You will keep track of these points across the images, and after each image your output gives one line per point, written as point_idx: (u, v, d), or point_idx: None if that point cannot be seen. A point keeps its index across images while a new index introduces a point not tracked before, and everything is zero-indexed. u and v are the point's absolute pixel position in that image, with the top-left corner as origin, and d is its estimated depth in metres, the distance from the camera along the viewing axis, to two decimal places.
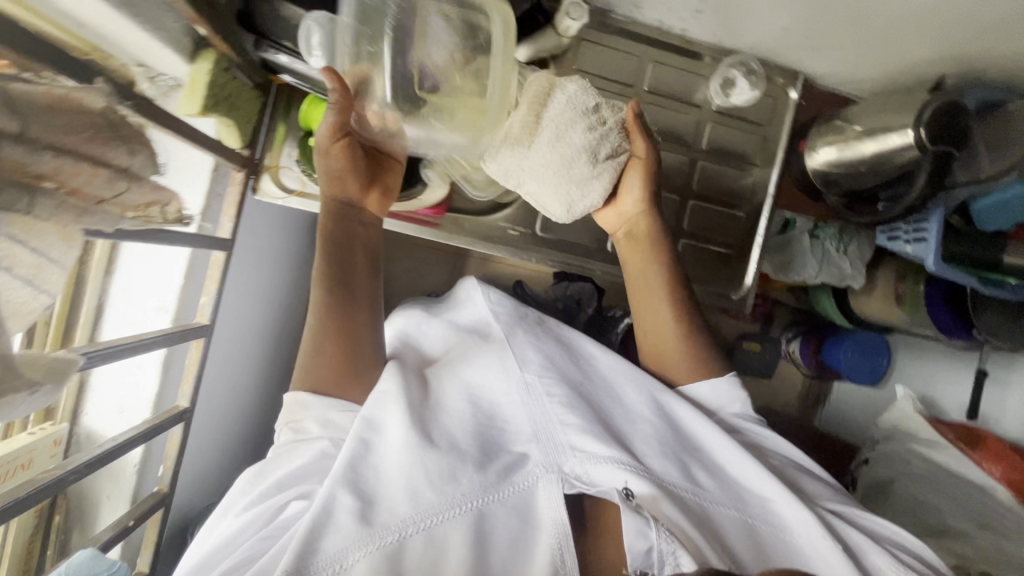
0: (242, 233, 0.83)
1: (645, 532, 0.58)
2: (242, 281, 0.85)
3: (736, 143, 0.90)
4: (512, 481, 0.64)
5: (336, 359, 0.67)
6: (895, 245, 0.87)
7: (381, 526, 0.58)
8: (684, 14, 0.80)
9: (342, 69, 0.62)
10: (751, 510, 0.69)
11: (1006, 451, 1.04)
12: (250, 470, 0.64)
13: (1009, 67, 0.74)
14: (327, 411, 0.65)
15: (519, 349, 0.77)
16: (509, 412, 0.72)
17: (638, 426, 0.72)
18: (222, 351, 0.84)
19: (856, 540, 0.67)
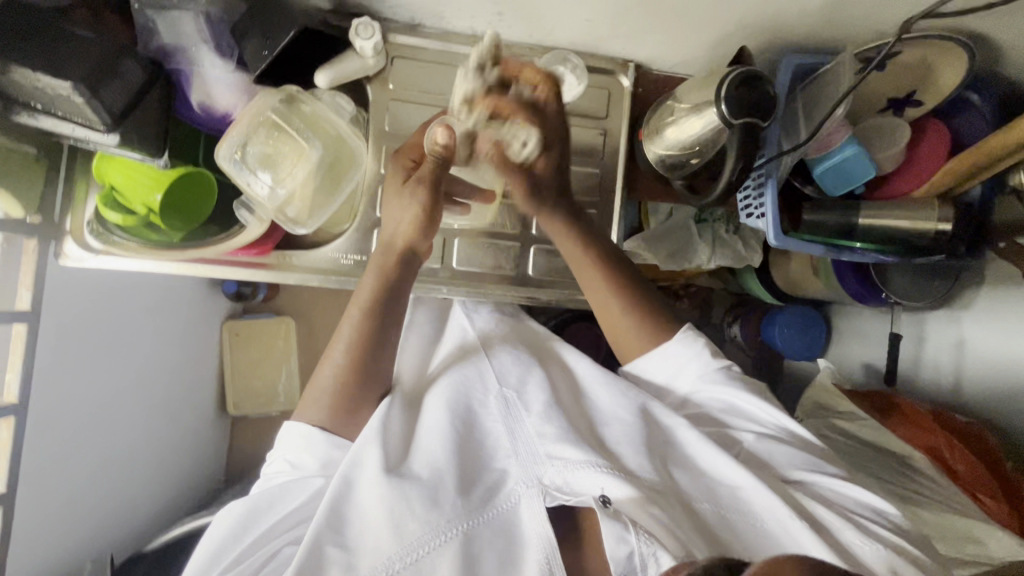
0: (85, 298, 0.80)
1: (625, 539, 0.62)
2: (99, 347, 0.82)
3: (578, 139, 0.87)
4: (494, 503, 0.68)
5: (338, 400, 0.73)
6: (749, 221, 0.82)
7: (371, 567, 0.63)
8: (489, 19, 0.78)
9: (97, 121, 0.59)
10: (722, 500, 0.72)
11: (922, 416, 1.00)
12: (241, 513, 0.68)
13: (812, 26, 0.73)
14: (329, 450, 0.71)
15: (498, 362, 0.82)
16: (487, 427, 0.76)
17: (611, 428, 0.76)
18: (92, 420, 0.82)
19: (829, 517, 0.70)
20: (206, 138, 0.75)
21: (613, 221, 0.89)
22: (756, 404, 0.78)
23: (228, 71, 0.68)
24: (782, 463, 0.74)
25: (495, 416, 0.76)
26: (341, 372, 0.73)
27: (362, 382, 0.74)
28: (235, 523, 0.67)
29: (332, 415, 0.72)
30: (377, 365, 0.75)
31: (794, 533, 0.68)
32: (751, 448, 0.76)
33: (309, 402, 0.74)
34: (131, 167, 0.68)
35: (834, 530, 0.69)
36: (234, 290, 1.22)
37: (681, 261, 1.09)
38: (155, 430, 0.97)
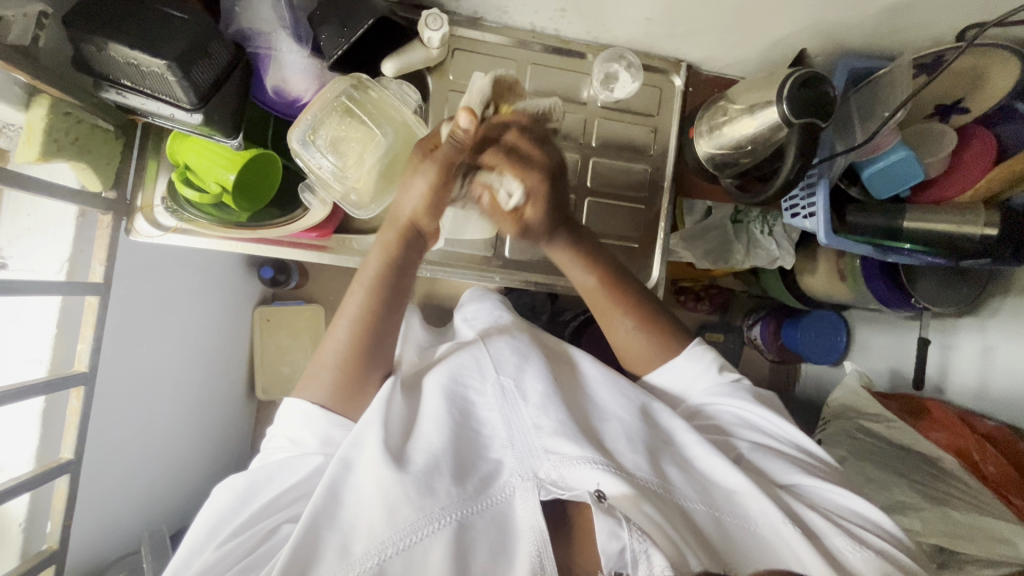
0: (145, 273, 0.82)
1: (618, 533, 0.59)
2: (150, 324, 0.84)
3: (629, 135, 0.89)
4: (489, 492, 0.65)
5: (340, 380, 0.71)
6: (795, 220, 0.85)
7: (361, 554, 0.60)
8: (551, 15, 0.80)
9: (184, 100, 0.61)
10: (717, 502, 0.69)
11: (951, 419, 1.02)
12: (240, 487, 0.66)
13: (868, 32, 0.75)
14: (328, 429, 0.70)
15: (496, 352, 0.78)
16: (484, 417, 0.73)
17: (609, 423, 0.73)
18: (139, 397, 0.83)
19: (817, 521, 0.67)
20: (274, 120, 0.77)
21: (661, 216, 0.91)
22: (758, 403, 0.76)
23: (303, 57, 0.70)
24: (780, 471, 0.71)
25: (492, 405, 0.73)
26: (343, 349, 0.72)
27: (368, 363, 0.72)
28: (236, 496, 0.66)
29: (333, 395, 0.71)
30: (379, 349, 0.73)
31: (782, 533, 0.65)
32: (747, 456, 0.73)
33: (310, 380, 0.73)
34: (207, 147, 0.70)
35: (823, 536, 0.67)
36: (270, 276, 1.23)
37: (716, 260, 1.11)
38: (191, 409, 0.98)
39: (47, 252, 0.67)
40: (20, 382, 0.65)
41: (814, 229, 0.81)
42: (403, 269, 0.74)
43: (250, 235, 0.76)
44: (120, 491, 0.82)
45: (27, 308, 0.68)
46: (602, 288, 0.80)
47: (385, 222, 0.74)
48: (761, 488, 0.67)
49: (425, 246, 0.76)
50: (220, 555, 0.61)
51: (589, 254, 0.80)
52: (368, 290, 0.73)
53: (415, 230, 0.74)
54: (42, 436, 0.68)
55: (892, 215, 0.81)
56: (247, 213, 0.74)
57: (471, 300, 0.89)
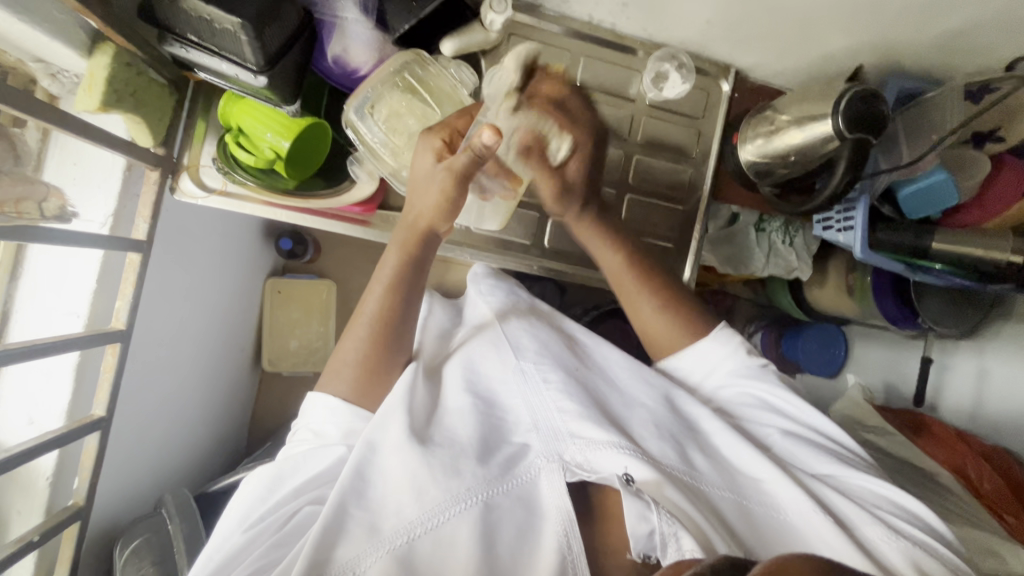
0: (170, 232, 0.80)
1: (646, 516, 0.58)
2: (170, 285, 0.82)
3: (673, 135, 0.90)
4: (515, 472, 0.64)
5: (362, 372, 0.69)
6: (828, 234, 0.88)
7: (389, 532, 0.58)
8: (611, 8, 0.80)
9: (251, 62, 0.60)
10: (743, 490, 0.67)
11: (951, 436, 1.05)
12: (268, 476, 0.64)
13: (919, 53, 0.77)
14: (353, 419, 0.67)
15: (516, 336, 0.78)
16: (508, 403, 0.72)
17: (634, 410, 0.73)
18: (147, 355, 0.80)
19: (841, 505, 0.66)
20: (329, 90, 0.76)
21: (697, 218, 0.92)
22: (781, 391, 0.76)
23: (366, 28, 0.69)
24: (805, 458, 0.71)
25: (514, 392, 0.73)
26: (362, 345, 0.70)
27: (386, 355, 0.70)
28: (261, 485, 0.64)
29: (354, 386, 0.69)
30: (399, 342, 0.72)
31: (814, 526, 0.63)
32: (772, 443, 0.73)
33: (331, 374, 0.70)
34: (262, 111, 0.69)
35: (852, 526, 0.65)
36: (288, 247, 1.21)
37: (737, 265, 1.12)
38: (194, 369, 0.95)
39: (92, 205, 0.66)
40: (59, 335, 0.64)
41: (849, 244, 0.83)
42: (424, 264, 0.72)
43: (298, 204, 0.75)
44: (134, 451, 0.82)
45: (65, 260, 0.67)
46: (626, 271, 0.80)
47: (400, 223, 0.71)
48: (786, 474, 0.66)
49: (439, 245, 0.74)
50: (248, 540, 0.60)
51: (612, 235, 0.80)
52: (387, 283, 0.71)
53: (432, 233, 0.71)
54: (75, 392, 0.67)
55: (919, 235, 0.83)
56: (295, 180, 0.72)
57: (476, 281, 0.87)
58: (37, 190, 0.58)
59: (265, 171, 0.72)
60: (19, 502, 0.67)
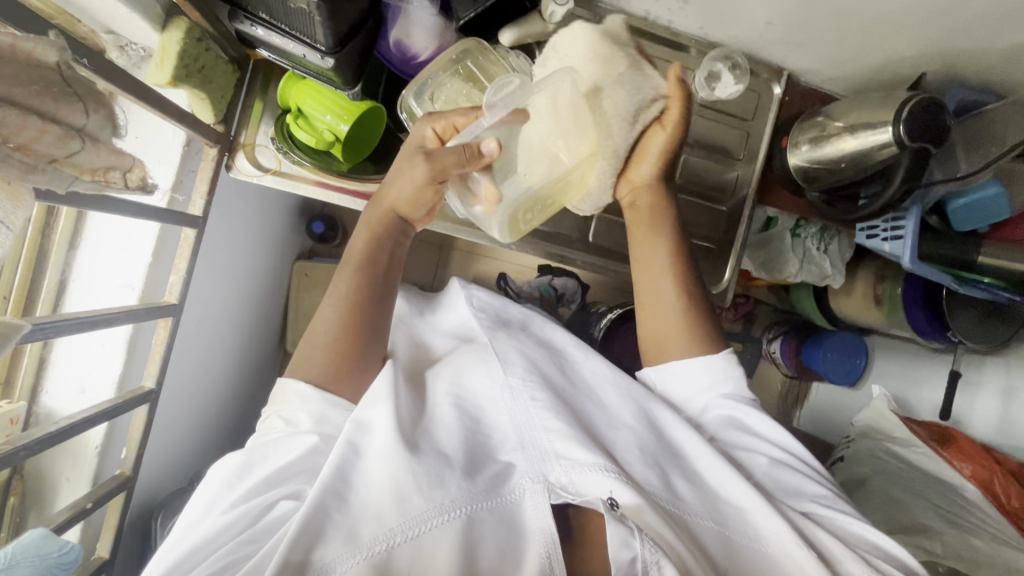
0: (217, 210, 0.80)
1: (630, 543, 0.57)
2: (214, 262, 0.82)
3: (722, 136, 0.90)
4: (500, 490, 0.62)
5: (334, 358, 0.67)
6: (872, 242, 0.88)
7: (368, 540, 0.57)
8: (671, 6, 0.80)
9: (321, 43, 0.60)
10: (727, 519, 0.65)
11: (977, 450, 1.04)
12: (236, 465, 0.62)
13: (981, 66, 0.77)
14: (324, 408, 0.65)
15: (505, 353, 0.77)
16: (494, 420, 0.71)
17: (619, 433, 0.71)
18: (189, 332, 0.83)
19: (825, 542, 0.64)
20: (387, 75, 0.76)
21: (741, 220, 0.91)
22: (760, 416, 0.74)
23: (430, 15, 0.69)
24: (783, 493, 0.70)
25: (501, 408, 0.71)
26: (332, 327, 0.68)
27: (360, 338, 0.68)
28: (230, 477, 0.62)
29: (326, 372, 0.67)
30: (373, 326, 0.70)
31: (795, 557, 0.61)
32: (758, 473, 0.71)
33: (303, 358, 0.68)
34: (323, 92, 0.68)
35: (835, 561, 0.63)
36: (320, 231, 1.20)
37: (771, 271, 1.13)
38: (221, 346, 0.95)
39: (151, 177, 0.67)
40: (117, 306, 0.64)
41: (897, 253, 0.82)
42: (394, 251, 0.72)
43: (353, 185, 0.75)
44: (167, 425, 0.82)
45: (123, 233, 0.67)
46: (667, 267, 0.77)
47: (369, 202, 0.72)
48: (770, 504, 0.64)
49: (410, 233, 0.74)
50: (218, 533, 0.58)
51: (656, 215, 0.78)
52: (358, 264, 0.70)
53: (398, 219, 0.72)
54: (126, 364, 0.68)
55: (967, 248, 0.83)
56: (350, 164, 0.72)
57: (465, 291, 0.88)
58: (124, 161, 0.54)
59: (321, 152, 0.72)
60: (68, 469, 0.68)
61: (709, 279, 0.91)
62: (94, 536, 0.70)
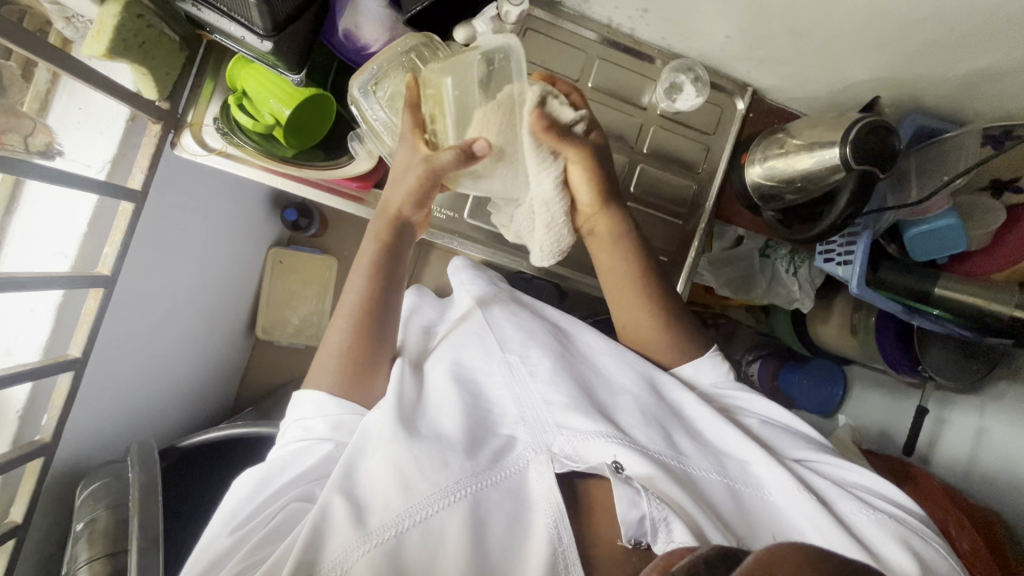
0: (169, 188, 0.81)
1: (637, 502, 0.54)
2: (163, 239, 0.83)
3: (682, 149, 0.89)
4: (503, 464, 0.59)
5: (350, 368, 0.68)
6: (827, 266, 0.87)
7: (376, 527, 0.54)
8: (631, 13, 0.80)
9: (257, 25, 0.61)
10: (732, 474, 0.63)
11: (935, 488, 0.95)
12: (250, 484, 0.61)
13: (944, 92, 0.75)
14: (339, 413, 0.65)
15: (500, 328, 0.74)
16: (494, 395, 0.68)
17: (620, 398, 0.68)
18: (142, 307, 0.83)
19: (823, 487, 0.63)
20: (337, 65, 0.78)
21: (696, 235, 0.89)
22: (750, 396, 0.73)
23: (379, 7, 0.70)
24: (786, 446, 0.69)
25: (500, 384, 0.69)
26: (345, 341, 0.68)
27: (373, 346, 0.69)
28: (250, 487, 0.61)
29: (340, 381, 0.67)
30: (385, 333, 0.70)
31: (823, 528, 0.58)
32: (759, 431, 0.70)
33: (318, 369, 0.69)
34: (268, 77, 0.69)
35: (830, 502, 0.62)
36: (292, 219, 1.18)
37: (736, 289, 1.07)
38: (180, 323, 0.94)
39: (91, 150, 0.68)
40: (44, 271, 0.65)
41: (847, 278, 0.81)
42: (399, 255, 0.73)
43: (296, 172, 0.75)
44: (113, 396, 0.83)
45: (61, 203, 0.69)
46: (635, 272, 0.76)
47: (376, 213, 0.74)
48: (771, 455, 0.63)
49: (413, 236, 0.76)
50: (234, 543, 0.57)
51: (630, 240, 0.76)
52: (369, 272, 0.71)
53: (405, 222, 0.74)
54: (54, 329, 0.69)
55: (924, 278, 0.81)
56: (294, 149, 0.73)
57: (458, 273, 0.83)
58: (25, 125, 0.58)
59: (266, 136, 0.73)
60: None
61: None
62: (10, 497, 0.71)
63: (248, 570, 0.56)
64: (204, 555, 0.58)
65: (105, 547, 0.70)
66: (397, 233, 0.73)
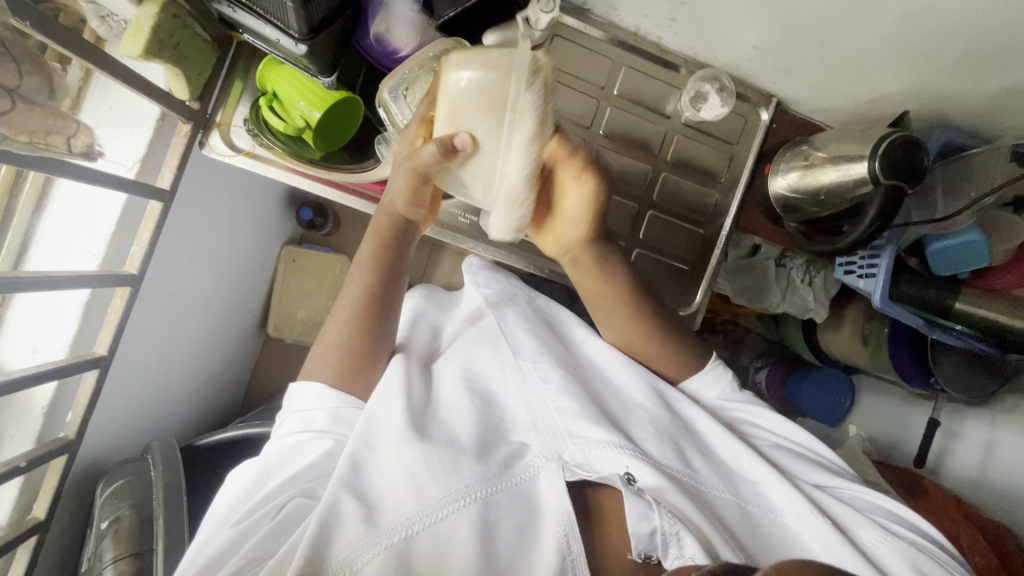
0: (190, 186, 0.81)
1: (649, 516, 0.54)
2: (182, 237, 0.82)
3: (704, 158, 0.89)
4: (514, 470, 0.59)
5: (348, 359, 0.65)
6: (848, 278, 0.88)
7: (387, 528, 0.53)
8: (660, 22, 0.80)
9: (294, 28, 0.61)
10: (744, 494, 0.64)
11: (948, 503, 0.94)
12: (253, 474, 0.59)
13: (970, 108, 0.75)
14: (339, 405, 0.63)
15: (514, 331, 0.73)
16: (506, 401, 0.68)
17: (632, 413, 0.68)
18: (160, 306, 0.83)
19: (838, 511, 0.63)
20: (367, 68, 0.78)
21: (715, 245, 0.90)
22: (756, 416, 0.74)
23: (411, 11, 0.70)
24: (798, 470, 0.69)
25: (513, 392, 0.68)
26: (343, 330, 0.66)
27: (370, 338, 0.67)
28: (249, 481, 0.59)
29: (339, 373, 0.65)
30: (383, 326, 0.68)
31: (835, 550, 0.58)
32: (768, 453, 0.70)
33: (316, 360, 0.67)
34: (300, 79, 0.69)
35: (848, 529, 0.62)
36: (308, 218, 1.17)
37: (752, 300, 1.08)
38: (195, 321, 0.94)
39: (121, 148, 0.69)
40: (73, 270, 0.66)
41: (869, 291, 0.82)
42: (402, 256, 0.70)
43: (322, 175, 0.75)
44: (133, 390, 0.83)
45: (89, 201, 0.69)
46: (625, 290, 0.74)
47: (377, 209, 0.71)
48: (783, 476, 0.63)
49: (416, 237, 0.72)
50: (239, 533, 0.55)
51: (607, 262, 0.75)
52: (371, 269, 0.68)
53: (405, 222, 0.70)
54: (80, 328, 0.69)
55: (945, 293, 0.81)
56: (321, 152, 0.73)
57: (474, 270, 0.82)
58: (69, 126, 0.58)
59: (294, 138, 0.73)
60: (14, 427, 0.71)
61: (679, 300, 0.90)
62: (32, 493, 0.72)
63: (250, 568, 0.53)
64: (204, 550, 0.55)
65: (129, 547, 0.70)
66: (394, 233, 0.69)
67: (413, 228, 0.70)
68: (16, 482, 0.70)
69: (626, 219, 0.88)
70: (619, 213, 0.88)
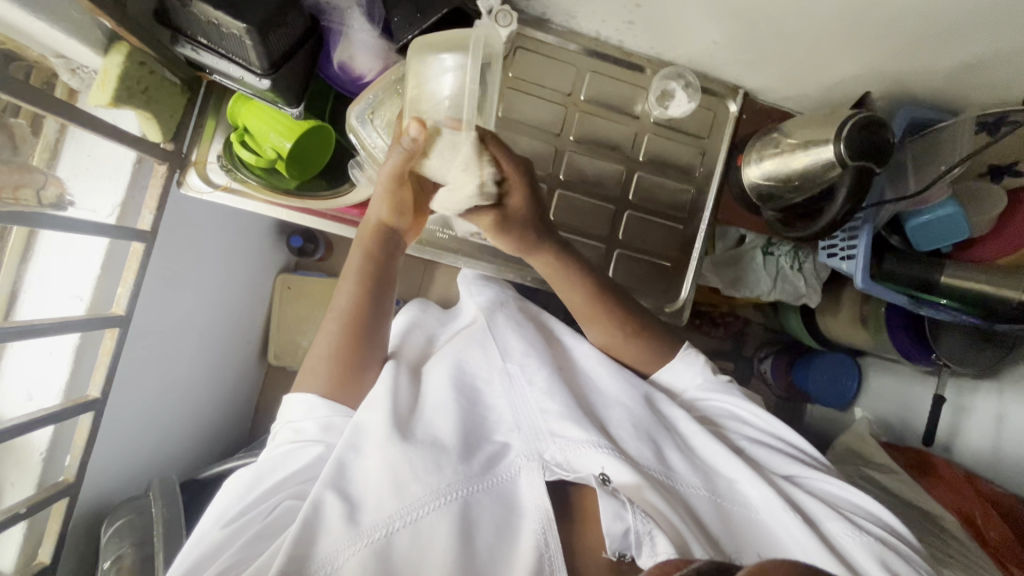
0: (176, 224, 0.83)
1: (622, 515, 0.54)
2: (171, 275, 0.84)
3: (676, 154, 0.90)
4: (496, 470, 0.59)
5: (342, 368, 0.66)
6: (832, 260, 0.89)
7: (368, 526, 0.54)
8: (618, 26, 0.81)
9: (257, 62, 0.63)
10: (720, 490, 0.63)
11: (960, 480, 0.91)
12: (246, 475, 0.60)
13: (934, 83, 0.76)
14: (329, 414, 0.64)
15: (501, 335, 0.74)
16: (491, 400, 0.68)
17: (613, 411, 0.68)
18: (155, 343, 0.84)
19: (810, 507, 0.63)
20: (335, 96, 0.79)
21: (696, 239, 0.90)
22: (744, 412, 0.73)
23: (372, 36, 0.71)
24: (776, 464, 0.68)
25: (498, 393, 0.68)
26: (335, 340, 0.67)
27: (362, 345, 0.68)
28: (240, 487, 0.59)
29: (332, 382, 0.66)
30: (375, 333, 0.69)
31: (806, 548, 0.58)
32: (744, 448, 0.69)
33: (307, 372, 0.67)
34: (268, 113, 0.71)
35: (818, 522, 0.62)
36: (299, 245, 1.18)
37: (741, 289, 1.04)
38: (191, 355, 0.95)
39: (100, 197, 0.72)
40: (61, 316, 0.69)
41: (851, 272, 0.82)
42: (390, 268, 0.69)
43: (301, 204, 0.77)
44: (131, 431, 0.84)
45: (75, 249, 0.72)
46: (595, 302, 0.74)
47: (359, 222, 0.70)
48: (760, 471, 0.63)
49: (403, 243, 0.71)
50: (226, 536, 0.56)
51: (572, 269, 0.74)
52: (359, 280, 0.68)
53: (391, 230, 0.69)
54: (73, 371, 0.72)
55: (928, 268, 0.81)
56: (296, 181, 0.74)
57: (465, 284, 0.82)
58: (37, 179, 0.62)
59: (268, 170, 0.75)
60: (17, 473, 0.73)
61: (664, 297, 0.90)
62: (36, 537, 0.73)
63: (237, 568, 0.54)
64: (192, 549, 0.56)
65: None
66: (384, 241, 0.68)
67: (398, 236, 0.69)
68: (19, 527, 0.72)
69: (604, 221, 0.89)
70: (598, 216, 0.89)
